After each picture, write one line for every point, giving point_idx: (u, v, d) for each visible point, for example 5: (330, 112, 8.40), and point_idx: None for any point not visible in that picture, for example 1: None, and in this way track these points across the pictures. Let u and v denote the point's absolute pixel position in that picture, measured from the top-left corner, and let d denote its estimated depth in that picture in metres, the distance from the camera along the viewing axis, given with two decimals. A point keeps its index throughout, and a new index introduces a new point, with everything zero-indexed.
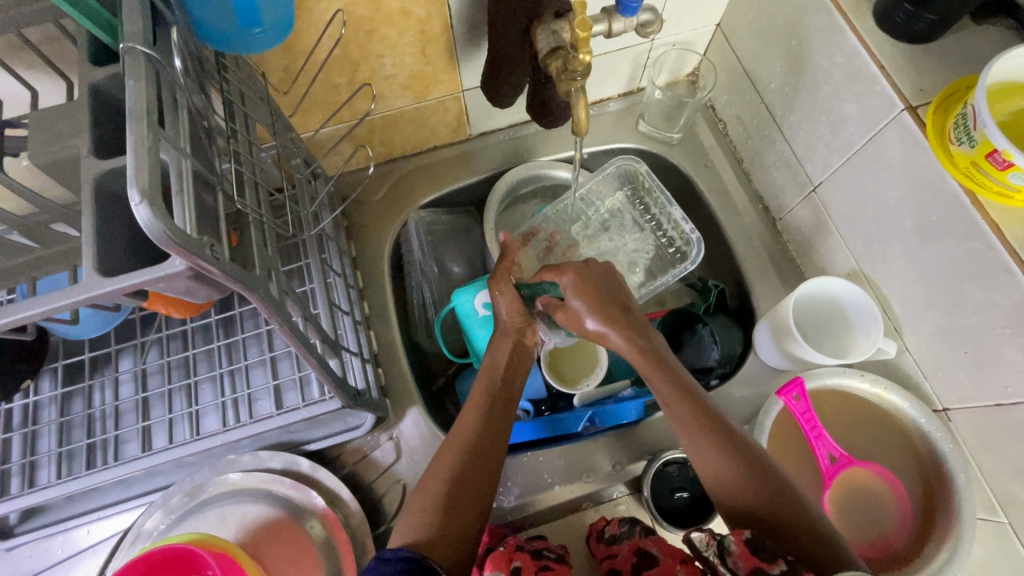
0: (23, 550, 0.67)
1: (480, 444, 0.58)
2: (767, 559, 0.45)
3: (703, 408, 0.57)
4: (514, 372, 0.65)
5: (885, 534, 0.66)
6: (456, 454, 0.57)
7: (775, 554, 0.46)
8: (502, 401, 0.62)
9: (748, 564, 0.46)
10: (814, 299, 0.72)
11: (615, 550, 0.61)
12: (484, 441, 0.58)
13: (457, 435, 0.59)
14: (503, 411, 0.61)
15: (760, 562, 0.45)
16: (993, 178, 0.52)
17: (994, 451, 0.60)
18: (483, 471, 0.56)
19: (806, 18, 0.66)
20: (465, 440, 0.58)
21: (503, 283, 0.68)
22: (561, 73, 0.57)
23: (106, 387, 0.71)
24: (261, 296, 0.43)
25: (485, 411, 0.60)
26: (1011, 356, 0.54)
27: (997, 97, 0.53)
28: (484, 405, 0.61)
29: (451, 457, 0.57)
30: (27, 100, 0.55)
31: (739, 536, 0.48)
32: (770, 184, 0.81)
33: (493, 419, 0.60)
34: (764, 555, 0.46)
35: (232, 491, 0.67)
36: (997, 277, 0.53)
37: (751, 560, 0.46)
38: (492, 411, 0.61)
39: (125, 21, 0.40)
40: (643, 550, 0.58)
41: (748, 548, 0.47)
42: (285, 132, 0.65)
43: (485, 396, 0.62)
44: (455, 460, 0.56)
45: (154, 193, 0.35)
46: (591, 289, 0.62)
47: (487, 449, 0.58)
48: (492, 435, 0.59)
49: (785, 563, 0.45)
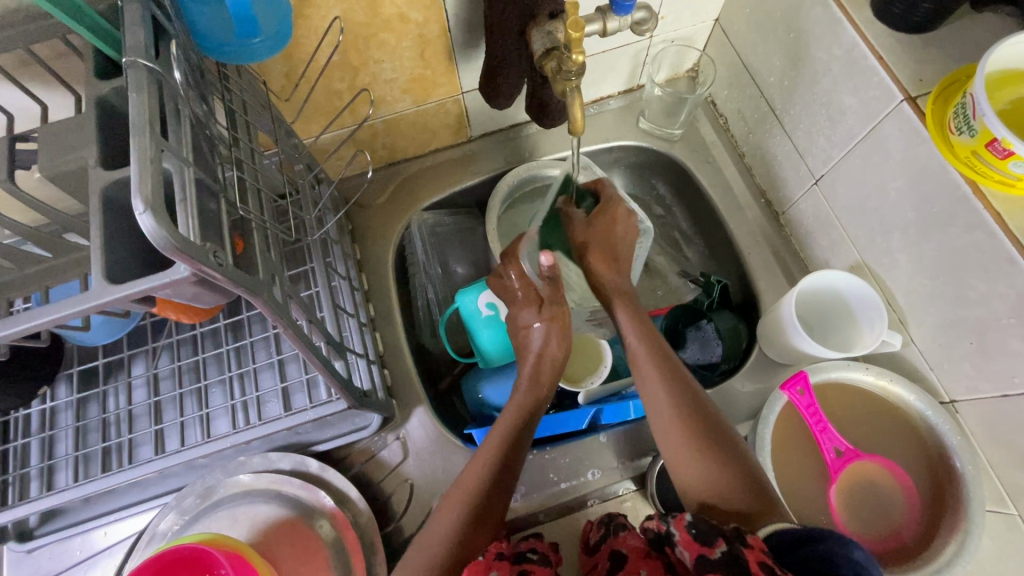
0: (43, 552, 0.69)
1: (486, 493, 0.57)
2: (706, 542, 0.44)
3: (673, 369, 0.62)
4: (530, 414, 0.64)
5: (894, 527, 0.66)
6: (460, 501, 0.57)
7: (715, 534, 0.44)
8: (515, 446, 0.61)
9: (692, 552, 0.45)
10: (820, 292, 0.71)
11: (595, 559, 0.57)
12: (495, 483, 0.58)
13: (462, 484, 0.58)
14: (514, 456, 0.60)
15: (702, 547, 0.44)
16: (994, 168, 0.51)
17: (1003, 442, 0.59)
18: (489, 520, 0.56)
19: (803, 11, 0.65)
20: (469, 486, 0.58)
21: (555, 312, 0.68)
22: (556, 73, 0.57)
23: (120, 392, 0.73)
24: (265, 300, 0.45)
25: (494, 459, 0.59)
26: (1018, 346, 0.54)
27: (997, 85, 0.53)
28: (494, 450, 0.60)
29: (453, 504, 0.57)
30: (36, 114, 0.57)
31: (681, 524, 0.47)
32: (771, 178, 0.81)
33: (503, 466, 0.59)
34: (705, 539, 0.44)
35: (243, 491, 0.68)
36: (1001, 267, 0.53)
37: (694, 548, 0.45)
38: (504, 460, 0.59)
39: (127, 35, 0.41)
40: (616, 551, 0.55)
41: (690, 535, 0.46)
42: (288, 138, 0.66)
43: (497, 444, 0.61)
44: (459, 509, 0.56)
45: (157, 202, 0.36)
46: (608, 231, 0.70)
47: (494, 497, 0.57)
48: (501, 484, 0.58)
49: (724, 543, 0.44)
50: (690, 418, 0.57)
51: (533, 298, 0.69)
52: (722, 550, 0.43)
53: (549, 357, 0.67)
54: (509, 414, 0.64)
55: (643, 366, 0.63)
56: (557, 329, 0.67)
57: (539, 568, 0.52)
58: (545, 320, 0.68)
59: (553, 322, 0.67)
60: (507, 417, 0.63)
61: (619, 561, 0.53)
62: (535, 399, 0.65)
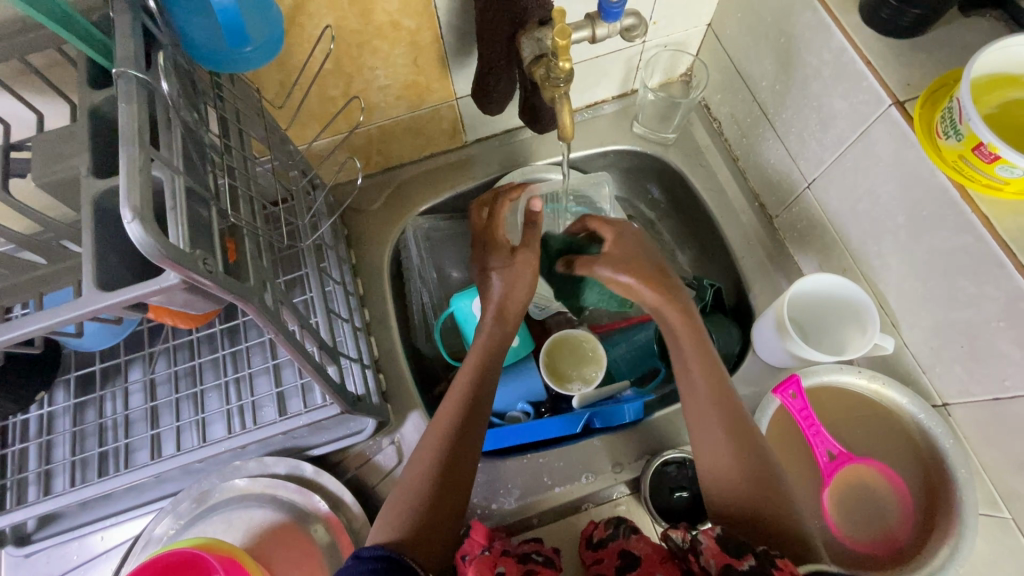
0: (40, 556, 0.70)
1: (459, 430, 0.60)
2: (736, 553, 0.49)
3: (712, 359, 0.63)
4: (492, 349, 0.67)
5: (889, 530, 0.66)
6: (438, 442, 0.60)
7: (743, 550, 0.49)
8: (483, 384, 0.65)
9: (721, 561, 0.49)
10: (812, 296, 0.71)
11: (601, 555, 0.61)
12: (461, 437, 0.60)
13: (433, 436, 0.61)
14: (478, 415, 0.62)
15: (731, 558, 0.49)
16: (982, 172, 0.51)
17: (997, 446, 0.59)
18: (459, 479, 0.58)
19: (793, 16, 0.66)
20: (445, 428, 0.61)
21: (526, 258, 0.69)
22: (544, 80, 0.58)
23: (117, 397, 0.74)
24: (257, 307, 0.45)
25: (465, 401, 0.62)
26: (1009, 350, 0.54)
27: (984, 89, 0.53)
28: (467, 397, 0.63)
29: (432, 447, 0.59)
30: (32, 122, 0.58)
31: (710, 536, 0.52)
32: (765, 181, 0.81)
33: (472, 407, 0.62)
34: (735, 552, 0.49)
35: (239, 495, 0.69)
36: (989, 270, 0.53)
37: (723, 558, 0.49)
38: (472, 399, 0.63)
39: (118, 46, 0.42)
40: (628, 551, 0.58)
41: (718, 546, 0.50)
42: (282, 145, 0.67)
43: (465, 390, 0.64)
44: (440, 450, 0.59)
45: (146, 211, 0.36)
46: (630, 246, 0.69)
47: (467, 436, 0.60)
48: (471, 423, 0.61)
49: (753, 557, 0.49)
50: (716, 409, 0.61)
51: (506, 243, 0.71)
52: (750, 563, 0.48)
53: (513, 306, 0.69)
54: (477, 355, 0.67)
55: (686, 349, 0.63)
56: (521, 275, 0.69)
57: (544, 568, 0.54)
58: (507, 275, 0.68)
59: (518, 273, 0.69)
60: (474, 360, 0.66)
61: (631, 562, 0.56)
62: (501, 340, 0.68)
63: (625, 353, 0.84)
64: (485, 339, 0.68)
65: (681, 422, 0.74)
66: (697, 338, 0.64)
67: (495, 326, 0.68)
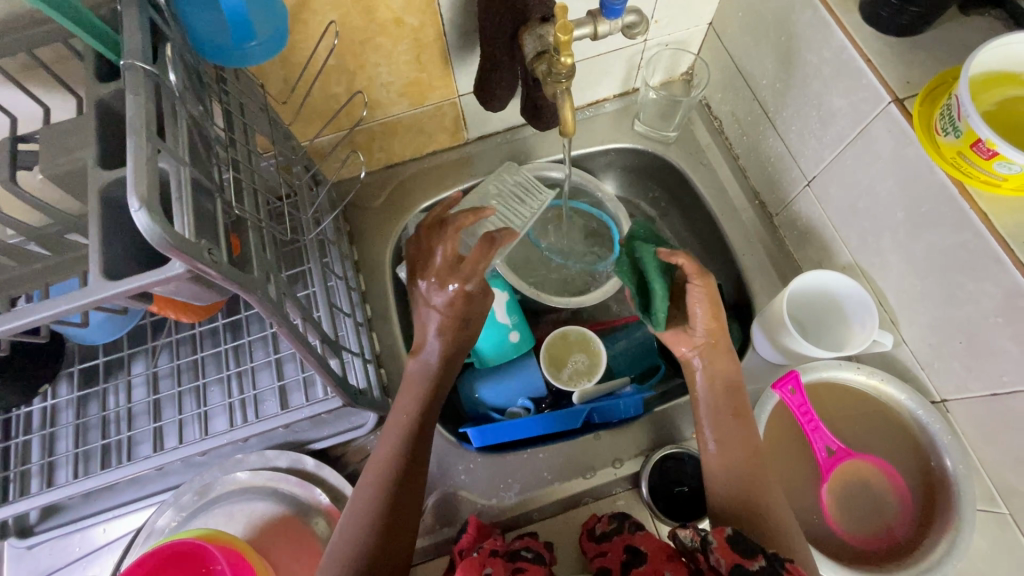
0: (42, 548, 0.70)
1: (398, 478, 0.58)
2: (747, 554, 0.50)
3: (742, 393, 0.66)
4: (435, 395, 0.64)
5: (887, 526, 0.66)
6: (377, 490, 0.58)
7: (754, 551, 0.50)
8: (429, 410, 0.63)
9: (729, 561, 0.50)
10: (811, 293, 0.71)
11: (604, 548, 0.62)
12: (410, 470, 0.59)
13: (376, 466, 0.59)
14: (424, 442, 0.61)
15: (741, 558, 0.50)
16: (980, 168, 0.52)
17: (994, 442, 0.60)
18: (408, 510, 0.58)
19: (794, 15, 0.66)
20: (384, 478, 0.58)
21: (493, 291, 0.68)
22: (546, 76, 0.58)
23: (120, 390, 0.74)
24: (259, 298, 0.46)
25: (411, 428, 0.61)
26: (1007, 346, 0.54)
27: (983, 87, 0.53)
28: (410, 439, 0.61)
29: (371, 497, 0.57)
30: (39, 116, 0.58)
31: (720, 535, 0.53)
32: (765, 180, 0.81)
33: (414, 447, 0.60)
34: (745, 553, 0.50)
35: (241, 488, 0.69)
36: (987, 266, 0.53)
37: (731, 557, 0.50)
38: (413, 445, 0.60)
39: (126, 39, 0.42)
40: (633, 546, 0.59)
41: (728, 545, 0.51)
42: (286, 140, 0.67)
43: (411, 416, 0.62)
44: (387, 481, 0.58)
45: (153, 200, 0.37)
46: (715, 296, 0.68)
47: (408, 485, 0.59)
48: (414, 469, 0.60)
49: (763, 559, 0.50)
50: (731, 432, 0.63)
51: (480, 282, 0.66)
52: (760, 564, 0.49)
53: (458, 355, 0.66)
54: (418, 394, 0.64)
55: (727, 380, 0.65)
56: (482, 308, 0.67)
57: (530, 565, 0.57)
58: (445, 331, 0.65)
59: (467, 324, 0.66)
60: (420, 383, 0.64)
61: (637, 556, 0.57)
62: (442, 376, 0.65)
63: (625, 349, 0.84)
64: (424, 379, 0.64)
65: (681, 419, 0.75)
66: (729, 389, 0.65)
67: (438, 372, 0.64)
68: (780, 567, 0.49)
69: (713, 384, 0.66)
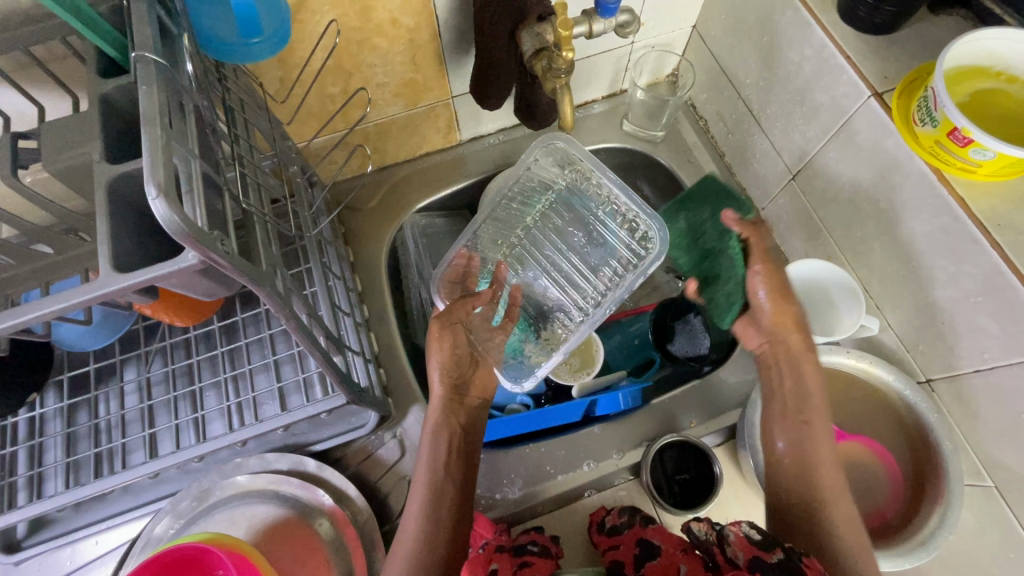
0: (31, 563, 0.68)
1: (435, 531, 0.57)
2: (766, 548, 0.52)
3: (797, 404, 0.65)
4: (467, 441, 0.64)
5: (878, 505, 0.70)
6: (414, 547, 0.56)
7: (772, 545, 0.52)
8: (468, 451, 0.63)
9: (747, 552, 0.52)
10: (801, 283, 0.74)
11: (616, 541, 0.64)
12: (454, 511, 0.59)
13: (411, 520, 0.59)
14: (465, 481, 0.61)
15: (759, 550, 0.52)
16: (956, 155, 0.54)
17: (976, 417, 0.62)
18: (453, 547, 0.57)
19: (775, 15, 0.69)
20: (427, 521, 0.58)
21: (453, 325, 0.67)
22: (546, 72, 0.61)
23: (111, 398, 0.72)
24: (269, 290, 0.45)
25: (440, 471, 0.61)
26: (986, 323, 0.57)
27: (956, 81, 0.57)
28: (437, 518, 0.58)
29: (411, 550, 0.56)
30: (32, 116, 0.58)
31: (736, 528, 0.55)
32: (751, 176, 0.84)
33: (449, 486, 0.60)
34: (763, 546, 0.52)
35: (240, 493, 0.68)
36: (966, 247, 0.56)
37: (750, 550, 0.52)
38: (439, 504, 0.59)
39: (135, 32, 0.42)
40: (646, 540, 0.61)
41: (746, 539, 0.53)
42: (283, 140, 0.67)
43: (443, 458, 0.61)
44: (426, 521, 0.58)
45: (169, 187, 0.37)
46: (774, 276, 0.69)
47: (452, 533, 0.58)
48: (456, 511, 0.59)
49: (781, 552, 0.52)
50: (793, 455, 0.63)
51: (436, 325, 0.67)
52: (778, 556, 0.51)
53: (460, 402, 0.66)
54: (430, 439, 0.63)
55: (786, 396, 0.66)
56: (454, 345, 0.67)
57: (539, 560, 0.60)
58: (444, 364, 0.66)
59: (458, 355, 0.67)
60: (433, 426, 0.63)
61: (652, 551, 0.59)
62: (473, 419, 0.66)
63: (620, 344, 0.88)
64: (433, 450, 0.62)
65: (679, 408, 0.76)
66: (796, 394, 0.66)
67: (446, 410, 0.65)
68: (796, 559, 0.51)
69: (781, 390, 0.67)
